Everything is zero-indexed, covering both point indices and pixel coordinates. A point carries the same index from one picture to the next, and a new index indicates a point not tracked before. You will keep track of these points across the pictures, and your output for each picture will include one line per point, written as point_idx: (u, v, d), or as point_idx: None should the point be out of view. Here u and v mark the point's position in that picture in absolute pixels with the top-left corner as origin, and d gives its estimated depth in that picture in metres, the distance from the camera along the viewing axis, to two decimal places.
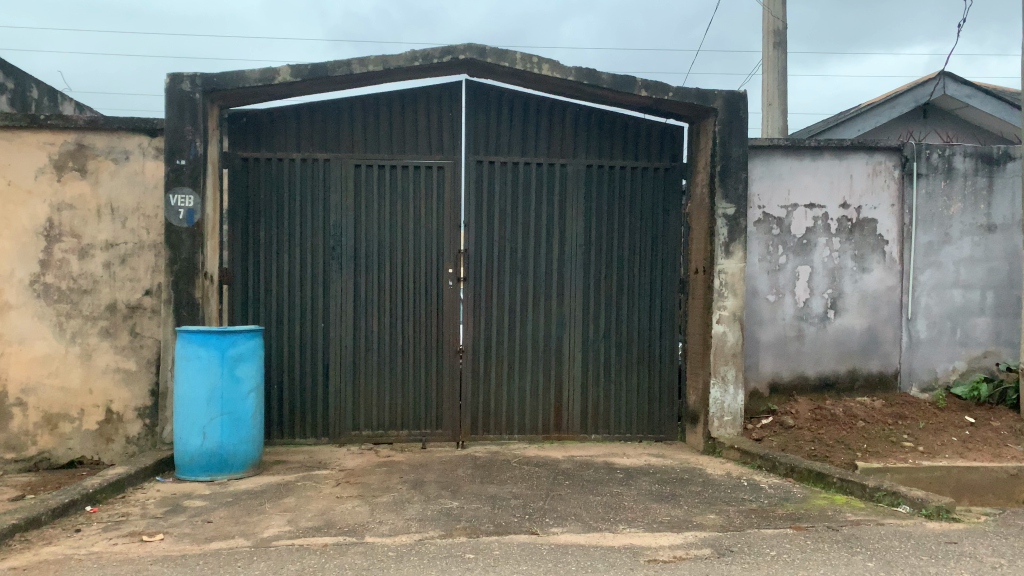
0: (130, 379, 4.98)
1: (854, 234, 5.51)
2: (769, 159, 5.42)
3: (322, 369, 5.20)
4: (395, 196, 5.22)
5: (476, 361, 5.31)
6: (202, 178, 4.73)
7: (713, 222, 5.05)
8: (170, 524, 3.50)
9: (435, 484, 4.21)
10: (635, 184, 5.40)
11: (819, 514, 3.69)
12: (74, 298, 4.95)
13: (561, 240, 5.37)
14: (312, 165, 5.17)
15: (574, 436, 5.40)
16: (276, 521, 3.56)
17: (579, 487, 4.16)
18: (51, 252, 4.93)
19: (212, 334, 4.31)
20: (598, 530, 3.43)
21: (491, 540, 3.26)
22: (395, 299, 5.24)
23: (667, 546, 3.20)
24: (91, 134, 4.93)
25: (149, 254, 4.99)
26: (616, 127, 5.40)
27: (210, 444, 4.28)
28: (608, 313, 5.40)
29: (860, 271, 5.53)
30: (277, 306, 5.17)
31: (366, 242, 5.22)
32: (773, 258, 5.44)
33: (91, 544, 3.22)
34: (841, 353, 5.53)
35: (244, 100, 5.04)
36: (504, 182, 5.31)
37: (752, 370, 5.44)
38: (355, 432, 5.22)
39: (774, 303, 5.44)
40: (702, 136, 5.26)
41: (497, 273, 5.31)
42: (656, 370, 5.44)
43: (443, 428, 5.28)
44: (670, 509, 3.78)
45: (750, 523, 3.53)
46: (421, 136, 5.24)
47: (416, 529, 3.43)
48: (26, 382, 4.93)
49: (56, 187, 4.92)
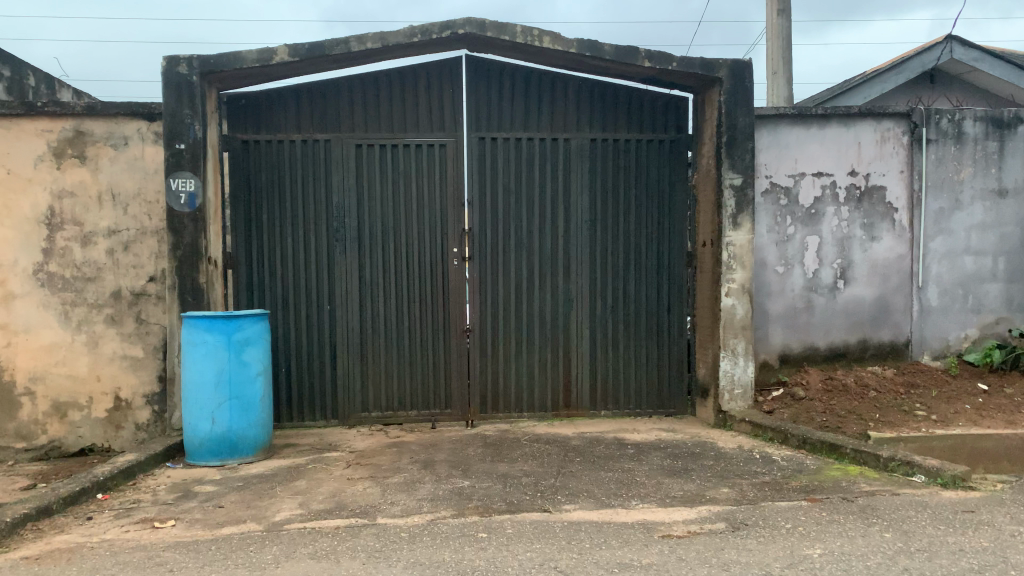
0: (137, 366, 4.97)
1: (863, 202, 5.44)
2: (776, 128, 5.33)
3: (329, 351, 5.17)
4: (397, 175, 5.17)
5: (483, 340, 5.28)
6: (203, 161, 4.68)
7: (720, 193, 4.98)
8: (182, 510, 3.50)
9: (445, 464, 4.20)
10: (640, 157, 5.34)
11: (833, 485, 3.66)
12: (78, 286, 4.93)
13: (566, 216, 5.31)
14: (312, 146, 5.12)
15: (584, 412, 5.37)
16: (288, 505, 3.55)
17: (590, 464, 4.14)
18: (54, 240, 4.90)
19: (218, 319, 4.28)
20: (611, 506, 3.41)
21: (504, 519, 3.24)
22: (400, 280, 5.20)
23: (681, 521, 3.17)
24: (89, 119, 4.88)
25: (151, 240, 4.95)
26: (619, 100, 5.32)
27: (219, 429, 4.27)
28: (615, 289, 5.36)
29: (869, 240, 5.46)
30: (281, 289, 5.14)
31: (370, 223, 5.17)
32: (782, 229, 5.37)
33: (103, 532, 3.21)
34: (851, 323, 5.48)
35: (242, 82, 4.97)
36: (508, 159, 5.25)
37: (762, 343, 5.39)
38: (364, 414, 5.21)
39: (783, 274, 5.39)
40: (707, 106, 5.17)
41: (502, 251, 5.27)
42: (664, 344, 5.41)
43: (452, 407, 5.27)
44: (683, 483, 3.76)
45: (764, 496, 3.50)
46: (422, 114, 5.17)
47: (429, 509, 3.41)
48: (33, 371, 4.92)
49: (56, 175, 4.88)
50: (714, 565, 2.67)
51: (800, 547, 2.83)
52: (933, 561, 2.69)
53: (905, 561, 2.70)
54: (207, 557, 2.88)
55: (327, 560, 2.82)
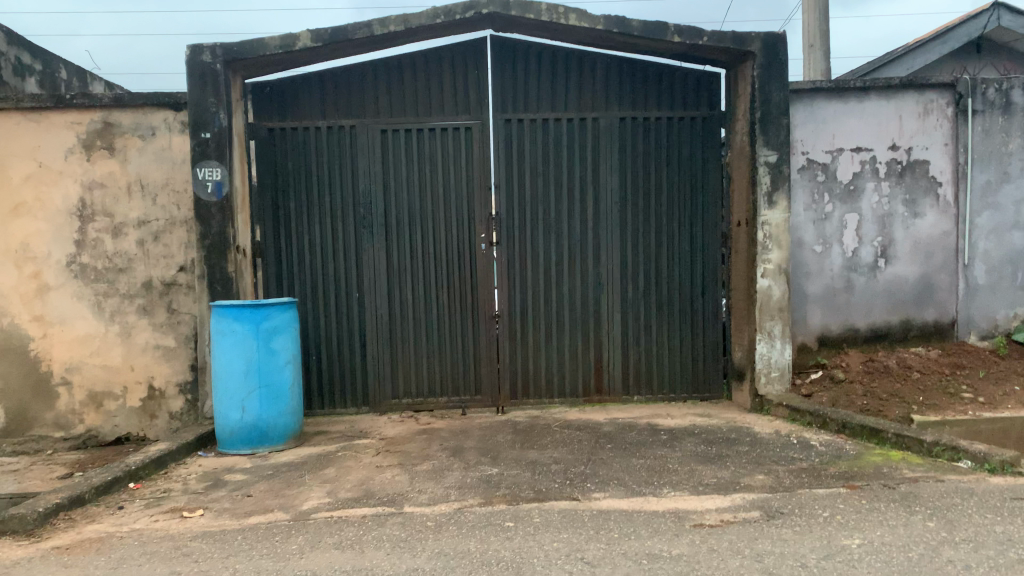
0: (170, 355, 5.00)
1: (905, 177, 5.24)
2: (812, 103, 5.15)
3: (359, 339, 5.15)
4: (423, 160, 5.11)
5: (513, 325, 5.21)
6: (228, 149, 4.67)
7: (754, 171, 4.83)
8: (211, 499, 3.50)
9: (475, 451, 4.16)
10: (671, 136, 5.20)
11: (874, 472, 3.53)
12: (111, 277, 4.97)
13: (595, 197, 5.21)
14: (338, 132, 5.08)
15: (617, 397, 5.29)
16: (316, 494, 3.53)
17: (621, 450, 4.05)
18: (86, 232, 4.95)
19: (245, 307, 4.26)
20: (641, 494, 3.33)
21: (531, 507, 3.18)
22: (427, 265, 5.15)
23: (714, 510, 3.08)
24: (116, 111, 4.89)
25: (180, 230, 4.97)
26: (649, 77, 5.18)
27: (249, 418, 4.27)
28: (647, 271, 5.25)
29: (912, 216, 5.26)
30: (310, 278, 5.13)
31: (397, 209, 5.13)
32: (819, 207, 5.19)
33: (133, 521, 3.23)
34: (894, 303, 5.29)
35: (266, 69, 4.94)
36: (535, 141, 5.15)
37: (800, 325, 5.24)
38: (394, 401, 5.19)
39: (821, 253, 5.22)
40: (741, 81, 5.01)
41: (531, 235, 5.19)
42: (699, 327, 5.29)
43: (482, 393, 5.22)
44: (717, 470, 3.66)
45: (801, 484, 3.39)
46: (447, 96, 5.09)
47: (456, 497, 3.37)
48: (69, 362, 4.99)
49: (86, 167, 4.92)
50: (746, 556, 2.57)
51: (837, 537, 2.72)
52: (979, 553, 2.56)
53: (949, 552, 2.57)
54: (233, 548, 2.87)
55: (351, 551, 2.79)
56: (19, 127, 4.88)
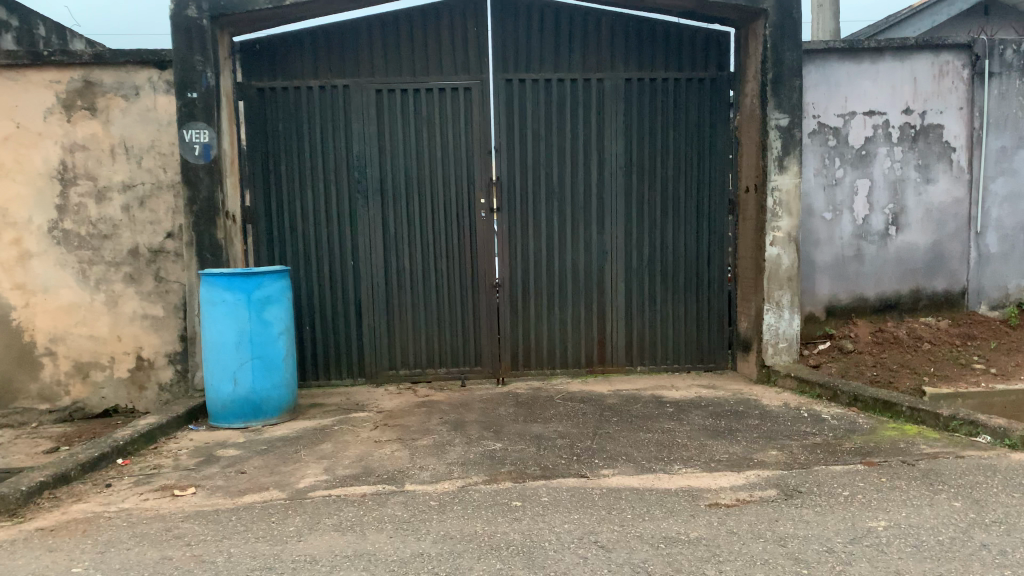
0: (158, 325, 4.83)
1: (918, 142, 5.07)
2: (825, 64, 4.95)
3: (354, 308, 4.99)
4: (420, 122, 4.91)
5: (514, 294, 5.06)
6: (216, 110, 4.45)
7: (765, 134, 4.65)
8: (204, 476, 3.36)
9: (476, 424, 4.02)
10: (678, 97, 5.01)
11: (891, 447, 3.41)
12: (95, 244, 4.77)
13: (599, 162, 5.02)
14: (331, 93, 4.86)
15: (619, 368, 5.16)
16: (313, 470, 3.39)
17: (627, 424, 3.93)
18: (68, 197, 4.73)
19: (237, 276, 4.08)
20: (652, 471, 3.20)
21: (538, 485, 3.05)
22: (425, 232, 4.97)
23: (729, 488, 2.96)
24: (98, 69, 4.65)
25: (167, 195, 4.76)
26: (655, 36, 4.97)
27: (242, 390, 4.12)
28: (651, 238, 5.09)
29: (924, 183, 5.11)
30: (303, 244, 4.94)
31: (393, 172, 4.93)
32: (830, 172, 5.02)
33: (121, 500, 3.08)
34: (904, 272, 5.16)
35: (255, 25, 4.70)
36: (537, 103, 4.95)
37: (808, 294, 5.10)
38: (392, 371, 5.05)
39: (831, 221, 5.06)
40: (751, 41, 4.80)
41: (532, 201, 5.01)
42: (704, 297, 5.15)
43: (482, 364, 5.08)
44: (728, 445, 3.54)
45: (817, 460, 3.27)
46: (446, 54, 4.87)
47: (459, 474, 3.23)
48: (53, 332, 4.81)
49: (67, 128, 4.69)
50: (769, 540, 2.45)
51: (862, 519, 2.59)
52: (1012, 536, 2.44)
53: (981, 535, 2.45)
54: (227, 530, 2.73)
55: (351, 533, 2.65)
56: None
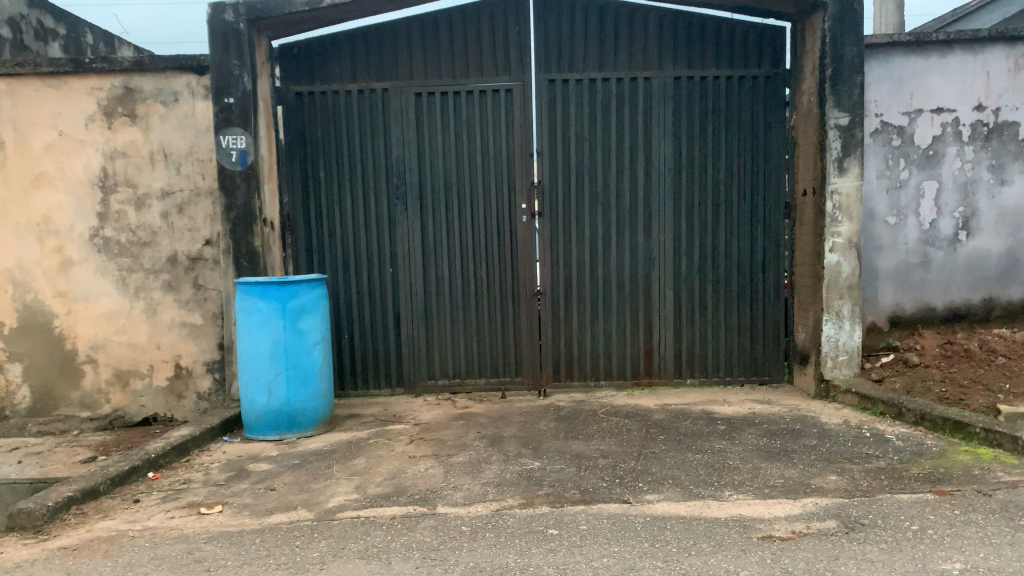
0: (197, 334, 4.79)
1: (991, 140, 4.73)
2: (888, 59, 4.65)
3: (393, 317, 4.87)
4: (460, 125, 4.76)
5: (556, 303, 4.88)
6: (253, 116, 4.38)
7: (823, 135, 4.38)
8: (232, 493, 3.26)
9: (515, 441, 3.84)
10: (730, 97, 4.77)
11: (964, 474, 3.12)
12: (134, 251, 4.75)
13: (646, 165, 4.81)
14: (370, 97, 4.75)
15: (667, 381, 4.94)
16: (343, 489, 3.26)
17: (674, 443, 3.71)
18: (108, 204, 4.72)
19: (271, 285, 3.99)
20: (700, 497, 2.98)
21: (577, 511, 2.87)
22: (465, 239, 4.83)
23: (784, 518, 2.73)
24: (137, 75, 4.63)
25: (206, 201, 4.71)
26: (706, 32, 4.73)
27: (276, 402, 4.02)
28: (701, 244, 4.85)
29: (998, 184, 4.76)
30: (341, 252, 4.85)
31: (433, 178, 4.80)
32: (894, 174, 4.72)
33: (147, 518, 3.00)
34: (975, 279, 4.83)
35: (293, 28, 4.62)
36: (581, 104, 4.76)
37: (870, 304, 4.82)
38: (431, 382, 4.92)
39: (895, 226, 4.76)
40: (808, 36, 4.53)
41: (576, 207, 4.82)
42: (757, 306, 4.89)
43: (523, 375, 4.91)
44: (783, 468, 3.30)
45: (880, 487, 3.01)
46: (486, 55, 4.71)
47: (493, 496, 3.07)
48: (94, 340, 4.80)
49: (107, 135, 4.67)
50: None
51: (934, 560, 2.35)
52: None
53: None
54: (249, 554, 2.62)
55: (376, 562, 2.51)
56: (38, 94, 4.64)
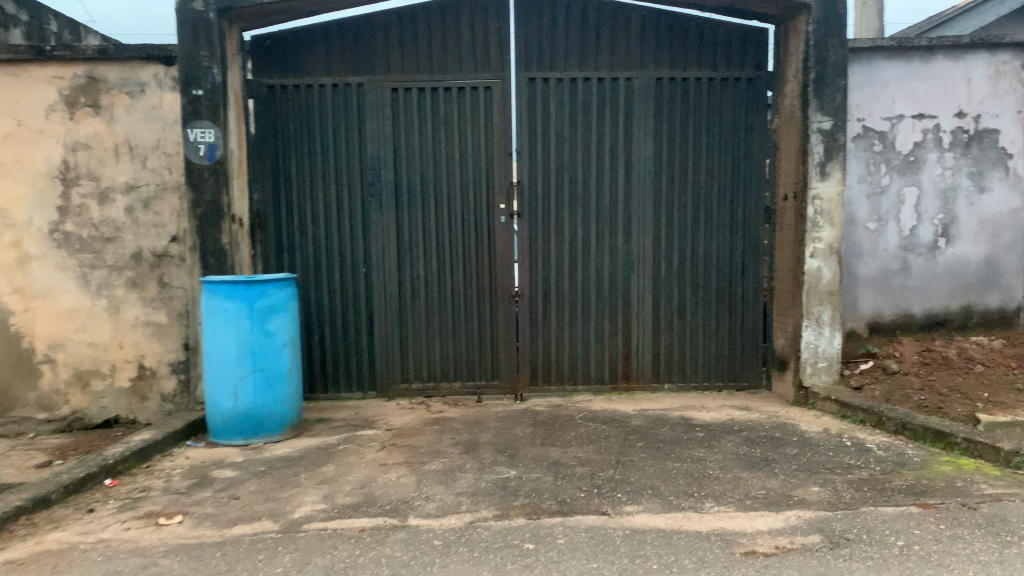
0: (161, 333, 4.62)
1: (971, 147, 4.71)
2: (871, 63, 4.61)
3: (366, 318, 4.74)
4: (437, 122, 4.64)
5: (534, 306, 4.78)
6: (222, 109, 4.22)
7: (806, 138, 4.33)
8: (194, 502, 3.12)
9: (490, 447, 3.74)
10: (713, 98, 4.70)
11: (947, 486, 3.07)
12: (97, 247, 4.57)
13: (626, 167, 4.72)
14: (344, 91, 4.61)
15: (645, 386, 4.86)
16: (310, 498, 3.13)
17: (654, 451, 3.62)
18: (69, 198, 4.53)
19: (238, 284, 3.84)
20: (681, 509, 2.89)
21: (554, 523, 2.77)
22: (441, 238, 4.71)
23: (767, 532, 2.65)
24: (102, 64, 4.45)
25: (172, 196, 4.54)
26: (689, 32, 4.66)
27: (243, 406, 3.88)
28: (681, 247, 4.78)
29: (978, 192, 4.74)
30: (313, 250, 4.70)
31: (409, 176, 4.68)
32: (875, 179, 4.68)
33: (101, 529, 2.85)
34: (953, 287, 4.81)
35: (266, 18, 4.47)
36: (562, 103, 4.66)
37: (849, 310, 4.77)
38: (404, 385, 4.79)
39: (875, 231, 4.72)
40: (792, 38, 4.47)
41: (555, 208, 4.72)
42: (737, 311, 4.83)
43: (499, 379, 4.81)
44: (765, 479, 3.22)
45: (863, 500, 2.94)
46: (465, 51, 4.60)
47: (468, 507, 2.96)
48: (53, 338, 4.62)
49: (69, 126, 4.49)
50: None
51: None
52: None
53: None
54: (209, 569, 2.49)
55: None
56: None
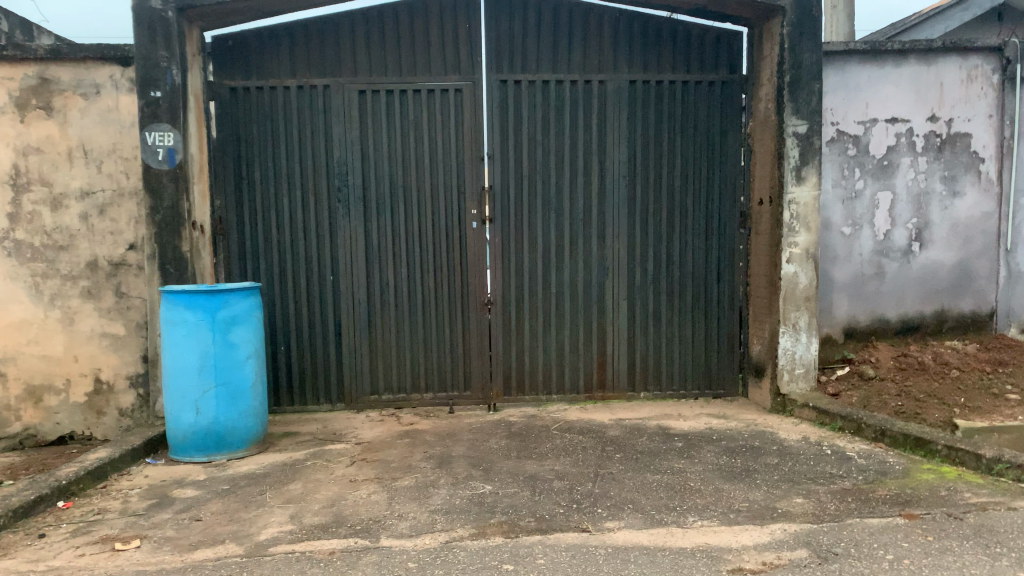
0: (118, 345, 4.42)
1: (944, 152, 4.71)
2: (844, 67, 4.59)
3: (334, 328, 4.59)
4: (406, 126, 4.52)
5: (507, 314, 4.67)
6: (182, 111, 4.05)
7: (781, 142, 4.28)
8: (153, 525, 2.95)
9: (464, 461, 3.61)
10: (687, 102, 4.64)
11: (931, 495, 3.02)
12: (50, 256, 4.36)
13: (600, 172, 4.64)
14: (310, 94, 4.47)
15: (621, 394, 4.77)
16: (276, 518, 2.98)
17: (632, 463, 3.53)
18: (20, 204, 4.32)
19: (200, 294, 3.68)
20: (663, 524, 2.80)
21: (533, 542, 2.65)
22: (411, 245, 4.58)
23: (753, 548, 2.56)
24: (54, 65, 4.26)
25: (130, 203, 4.36)
26: (662, 35, 4.59)
27: (204, 421, 3.71)
28: (656, 253, 4.71)
29: (950, 196, 4.74)
30: (279, 259, 4.55)
31: (377, 181, 4.54)
32: (849, 183, 4.65)
33: (52, 557, 2.67)
34: (927, 291, 4.80)
35: (227, 18, 4.31)
36: (534, 107, 4.57)
37: (825, 315, 4.74)
38: (373, 397, 4.65)
39: (850, 236, 4.69)
40: (766, 41, 4.43)
41: (528, 214, 4.62)
42: (712, 318, 4.77)
43: (472, 389, 4.69)
44: (747, 490, 3.14)
45: (849, 511, 2.87)
46: (435, 53, 4.49)
47: (442, 526, 2.83)
48: (3, 352, 4.40)
49: (20, 129, 4.28)
50: None
51: None
52: None
53: None
54: None
55: None
56: None
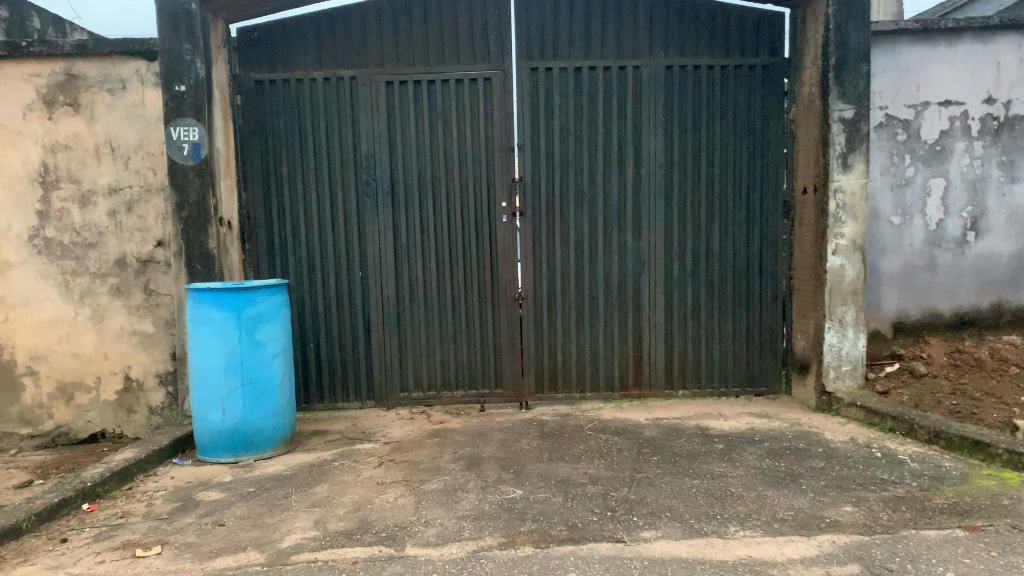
0: (148, 343, 4.39)
1: (1001, 135, 4.44)
2: (894, 47, 4.35)
3: (363, 324, 4.50)
4: (434, 117, 4.40)
5: (540, 309, 4.53)
6: (207, 105, 3.98)
7: (827, 128, 4.07)
8: (175, 529, 2.89)
9: (494, 463, 3.49)
10: (726, 87, 4.44)
11: (992, 505, 2.81)
12: (79, 253, 4.34)
13: (635, 162, 4.47)
14: (337, 86, 4.37)
15: (658, 392, 4.61)
16: (300, 524, 2.89)
17: (670, 466, 3.37)
18: (50, 201, 4.30)
19: (225, 291, 3.61)
20: (703, 534, 2.64)
21: (564, 553, 2.52)
22: (441, 239, 4.47)
23: (799, 562, 2.40)
24: (80, 61, 4.22)
25: (158, 199, 4.31)
26: (700, 17, 4.40)
27: (231, 420, 3.65)
28: (694, 245, 4.53)
29: (1008, 182, 4.48)
30: (306, 254, 4.47)
31: (405, 174, 4.43)
32: (899, 170, 4.42)
33: (73, 563, 2.62)
34: (983, 283, 4.55)
35: (251, 9, 4.23)
36: (566, 95, 4.41)
37: (873, 309, 4.52)
38: (403, 394, 4.56)
39: (900, 226, 4.46)
40: (810, 21, 4.21)
41: (560, 206, 4.48)
42: (754, 312, 4.58)
43: (504, 386, 4.57)
44: (792, 497, 2.97)
45: (903, 522, 2.69)
46: (463, 40, 4.35)
47: (470, 534, 2.71)
48: (35, 350, 4.39)
49: (48, 126, 4.25)
50: None
51: None
52: None
53: None
54: None
55: None
56: None
